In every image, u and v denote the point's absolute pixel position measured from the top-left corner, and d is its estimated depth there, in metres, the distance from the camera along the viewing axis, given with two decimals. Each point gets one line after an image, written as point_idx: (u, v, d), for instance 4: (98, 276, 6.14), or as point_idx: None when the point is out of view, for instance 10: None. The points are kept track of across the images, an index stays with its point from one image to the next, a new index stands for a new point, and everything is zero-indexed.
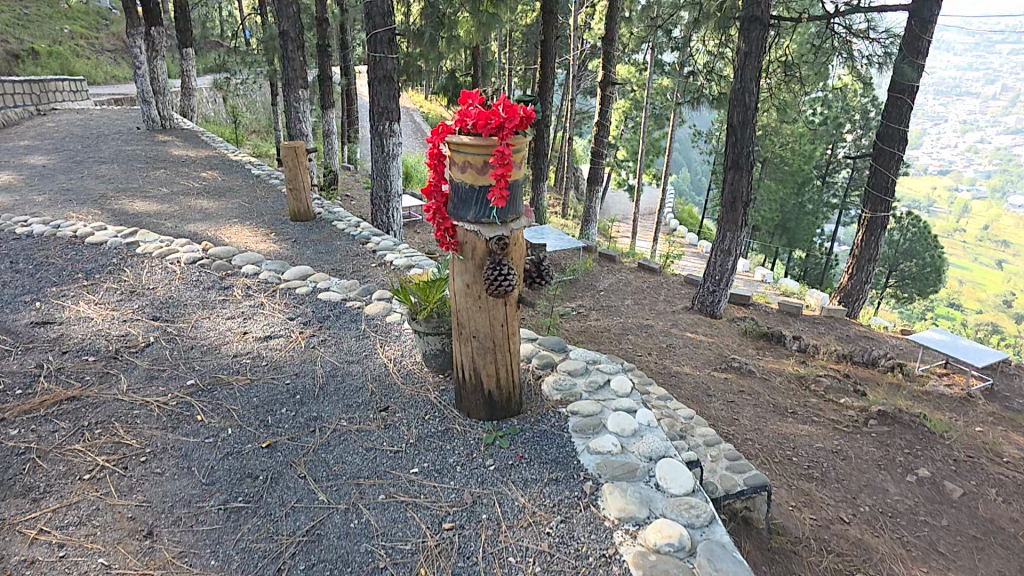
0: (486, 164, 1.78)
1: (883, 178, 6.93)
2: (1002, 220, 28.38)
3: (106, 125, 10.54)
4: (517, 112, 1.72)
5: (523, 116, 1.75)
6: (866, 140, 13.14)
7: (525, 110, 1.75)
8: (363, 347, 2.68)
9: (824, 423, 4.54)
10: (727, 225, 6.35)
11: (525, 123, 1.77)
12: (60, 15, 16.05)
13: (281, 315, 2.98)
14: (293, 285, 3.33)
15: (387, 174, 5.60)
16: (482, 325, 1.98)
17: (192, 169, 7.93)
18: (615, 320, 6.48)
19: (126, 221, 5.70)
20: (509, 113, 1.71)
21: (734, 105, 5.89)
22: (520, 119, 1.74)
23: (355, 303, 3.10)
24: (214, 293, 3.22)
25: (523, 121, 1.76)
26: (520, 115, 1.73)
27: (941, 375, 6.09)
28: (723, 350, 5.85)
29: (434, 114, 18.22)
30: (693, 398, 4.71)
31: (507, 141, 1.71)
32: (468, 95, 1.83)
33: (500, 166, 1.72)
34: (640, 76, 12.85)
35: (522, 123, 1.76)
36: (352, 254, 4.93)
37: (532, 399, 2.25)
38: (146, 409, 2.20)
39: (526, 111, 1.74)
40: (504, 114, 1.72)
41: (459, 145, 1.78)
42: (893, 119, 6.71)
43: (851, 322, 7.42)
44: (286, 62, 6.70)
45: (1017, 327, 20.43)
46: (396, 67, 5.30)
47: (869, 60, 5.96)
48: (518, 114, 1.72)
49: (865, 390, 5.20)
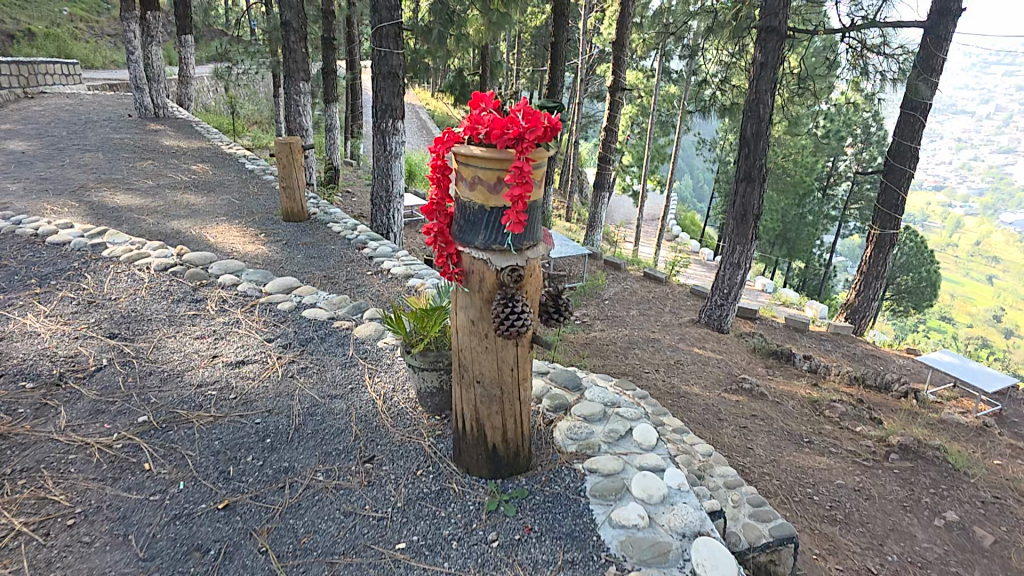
0: (501, 181, 1.47)
1: (893, 195, 6.63)
2: (994, 236, 28.42)
3: (95, 111, 10.12)
4: (541, 121, 1.40)
5: (549, 126, 1.44)
6: (867, 154, 13.20)
7: (552, 121, 1.44)
8: (349, 378, 2.34)
9: (843, 454, 4.20)
10: (736, 239, 6.04)
11: (552, 135, 1.45)
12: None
13: (258, 335, 2.64)
14: (275, 300, 2.98)
15: (387, 174, 5.24)
16: (489, 369, 1.66)
17: (181, 161, 7.56)
18: (619, 333, 6.18)
19: (105, 215, 5.33)
20: (532, 122, 1.39)
21: (747, 116, 5.59)
22: (545, 130, 1.42)
23: (345, 323, 2.77)
24: (184, 306, 2.87)
25: (549, 131, 1.44)
26: (545, 125, 1.41)
27: (951, 400, 5.80)
28: (732, 368, 5.55)
29: (438, 112, 17.89)
30: (704, 423, 4.41)
31: (527, 155, 1.40)
32: (481, 97, 1.52)
33: (518, 185, 1.40)
34: (648, 82, 12.59)
35: (547, 135, 1.44)
36: (345, 260, 4.59)
37: (541, 449, 1.93)
38: (85, 453, 1.87)
39: (553, 121, 1.42)
40: (525, 122, 1.41)
41: (468, 157, 1.47)
42: (905, 136, 6.41)
43: (858, 341, 7.14)
44: (288, 54, 6.34)
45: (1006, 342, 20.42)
46: (401, 64, 4.97)
47: (884, 78, 5.52)
48: (542, 124, 1.40)
49: (880, 418, 4.87)
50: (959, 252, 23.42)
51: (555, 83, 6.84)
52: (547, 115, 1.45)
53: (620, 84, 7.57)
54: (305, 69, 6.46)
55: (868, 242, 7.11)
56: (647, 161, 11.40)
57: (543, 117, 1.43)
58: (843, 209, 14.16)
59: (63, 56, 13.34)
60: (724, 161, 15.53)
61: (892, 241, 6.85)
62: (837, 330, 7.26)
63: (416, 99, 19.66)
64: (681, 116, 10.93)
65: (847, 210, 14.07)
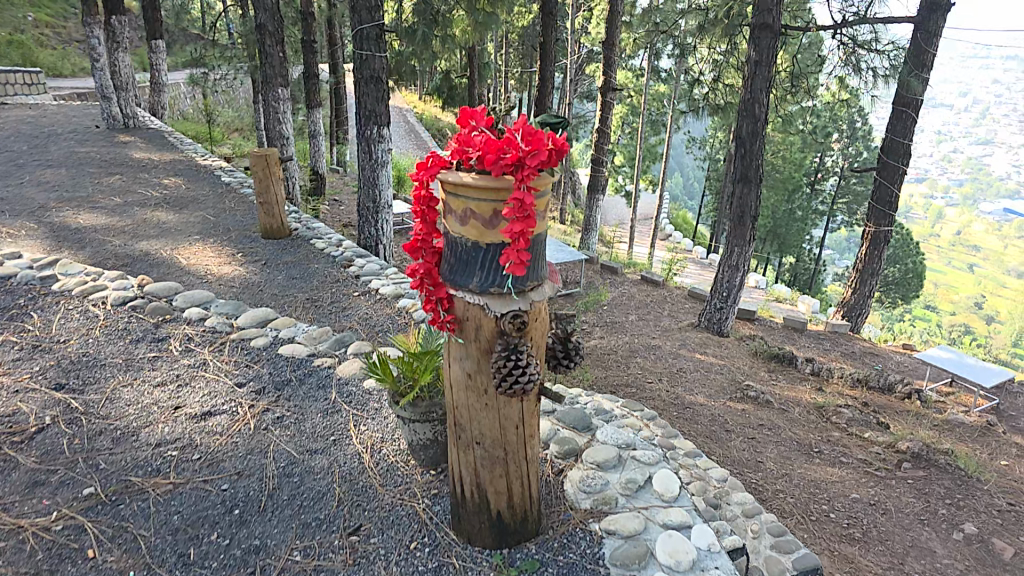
0: (498, 215, 1.24)
1: (887, 191, 6.54)
2: (974, 226, 28.92)
3: (60, 122, 9.61)
4: (544, 142, 1.16)
5: (553, 149, 1.21)
6: (853, 149, 13.31)
7: (558, 141, 1.21)
8: (330, 429, 2.08)
9: (853, 463, 4.03)
10: (735, 240, 5.90)
11: (558, 158, 1.22)
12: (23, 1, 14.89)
13: (227, 380, 2.38)
14: (247, 335, 2.70)
15: (375, 184, 4.95)
16: (490, 428, 1.43)
17: (152, 175, 7.16)
18: (619, 340, 5.98)
19: (68, 238, 4.97)
20: (533, 144, 1.15)
21: (742, 116, 5.44)
22: (549, 155, 1.19)
23: (325, 361, 2.51)
24: (144, 348, 2.59)
25: (553, 155, 1.21)
26: (548, 148, 1.18)
27: (950, 396, 5.71)
28: (735, 374, 5.39)
29: (425, 115, 17.57)
30: (711, 435, 4.23)
31: (528, 184, 1.17)
32: (471, 113, 1.29)
33: (518, 220, 1.17)
34: (636, 80, 12.44)
35: (552, 158, 1.21)
36: (332, 281, 4.32)
37: (551, 507, 1.70)
38: (16, 539, 1.60)
39: (560, 142, 1.19)
40: (525, 145, 1.17)
41: (458, 186, 1.25)
42: (897, 133, 6.37)
43: (856, 338, 7.05)
44: (264, 59, 5.99)
45: (988, 329, 20.74)
46: (385, 67, 4.70)
47: (876, 75, 5.30)
48: (544, 146, 1.16)
49: (888, 422, 4.73)
50: (941, 242, 23.81)
51: (545, 85, 6.62)
52: (550, 135, 1.22)
53: (611, 83, 7.34)
54: (284, 74, 6.11)
55: (863, 240, 7.02)
56: (638, 160, 11.18)
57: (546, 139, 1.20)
58: (831, 203, 14.24)
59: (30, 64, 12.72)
60: (714, 158, 15.61)
61: (887, 237, 6.77)
62: (834, 328, 7.17)
63: (403, 102, 19.24)
64: (670, 114, 10.79)
65: (835, 204, 14.17)
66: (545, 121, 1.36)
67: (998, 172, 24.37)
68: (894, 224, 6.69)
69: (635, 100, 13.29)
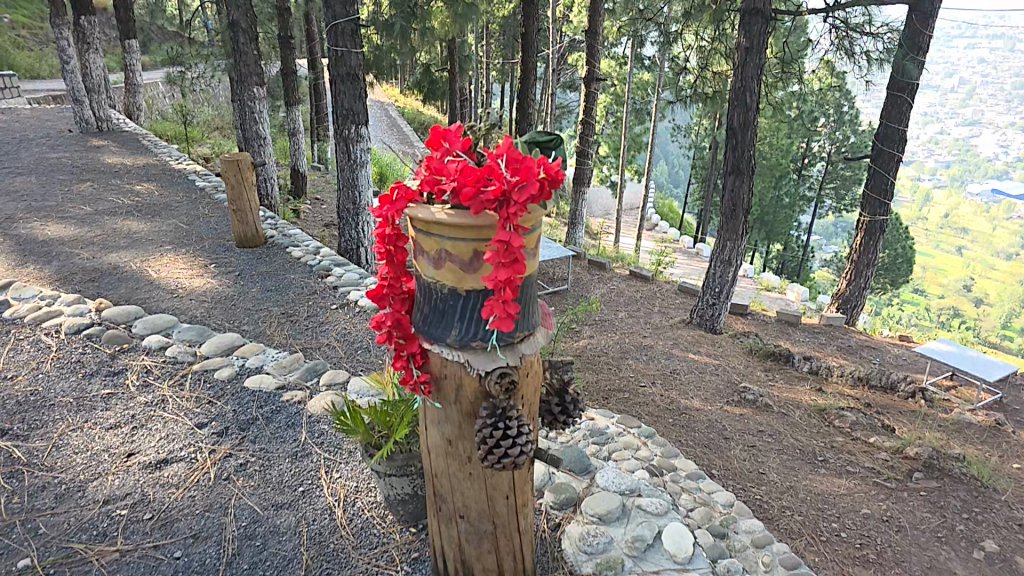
0: (480, 256, 1.02)
1: (881, 179, 6.33)
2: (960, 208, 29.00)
3: (32, 127, 9.21)
4: (535, 171, 0.93)
5: (547, 177, 0.97)
6: (840, 134, 13.15)
7: (553, 169, 0.97)
8: (299, 478, 1.86)
9: (862, 473, 3.86)
10: (727, 234, 5.69)
11: (552, 189, 0.98)
12: None
13: (187, 420, 2.15)
14: (211, 365, 2.47)
15: (354, 185, 4.69)
16: (476, 501, 1.21)
17: (125, 181, 6.85)
18: (610, 340, 5.78)
19: (32, 251, 4.69)
20: (521, 175, 0.92)
21: (733, 106, 5.20)
22: (540, 187, 0.96)
23: (294, 395, 2.27)
24: (98, 383, 2.35)
25: (546, 185, 0.98)
26: (540, 178, 0.95)
27: (951, 390, 5.52)
28: (732, 375, 5.21)
29: (409, 109, 17.19)
30: (709, 445, 4.04)
31: (515, 222, 0.94)
32: (443, 133, 1.06)
33: (505, 267, 0.95)
34: (622, 69, 12.13)
35: (545, 190, 0.97)
36: (308, 293, 4.07)
37: (547, 572, 1.48)
38: None
39: (554, 171, 0.96)
40: (511, 175, 0.95)
41: (430, 223, 1.02)
42: (892, 119, 6.13)
43: (852, 331, 6.89)
44: (237, 57, 5.67)
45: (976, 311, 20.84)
46: (362, 64, 4.44)
47: (871, 58, 5.15)
48: (535, 177, 0.93)
49: (892, 425, 4.56)
50: (929, 226, 23.78)
51: (529, 77, 6.26)
52: (541, 161, 0.98)
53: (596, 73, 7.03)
54: (258, 72, 5.80)
55: (858, 230, 6.79)
56: (625, 150, 10.89)
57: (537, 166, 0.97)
58: (819, 189, 14.10)
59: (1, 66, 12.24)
60: (699, 147, 15.46)
61: (882, 228, 6.55)
62: (829, 321, 7.00)
63: (385, 96, 18.78)
64: (655, 103, 10.55)
65: (822, 190, 14.07)
66: (534, 140, 1.13)
67: (984, 154, 24.33)
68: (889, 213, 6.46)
69: (621, 90, 12.99)
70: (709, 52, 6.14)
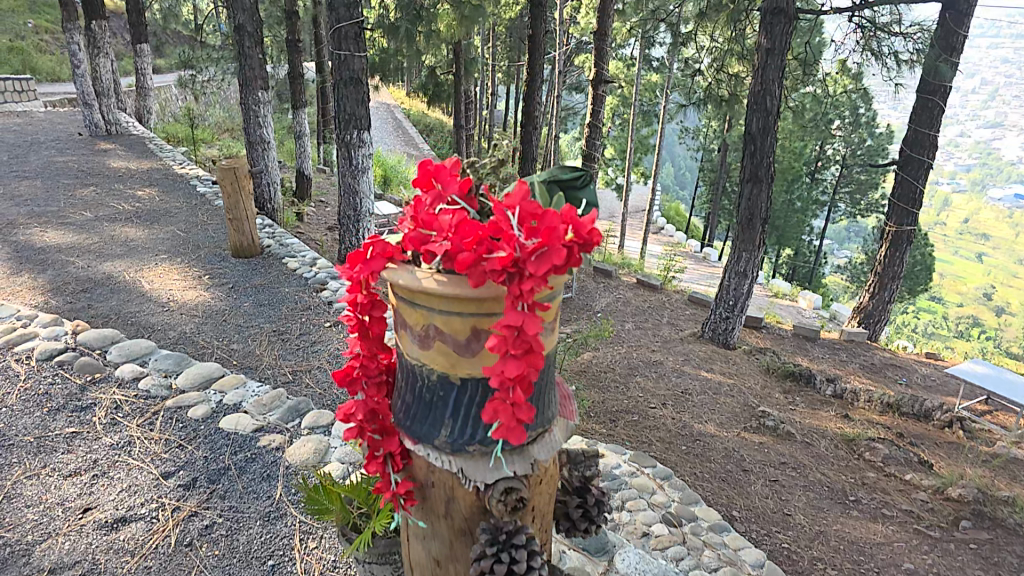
0: (478, 335, 0.80)
1: (910, 189, 5.88)
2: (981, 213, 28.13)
3: (43, 130, 9.17)
4: (559, 233, 0.69)
5: (576, 237, 0.72)
6: (856, 136, 12.63)
7: (587, 224, 0.72)
8: (269, 548, 1.60)
9: (900, 518, 3.50)
10: (742, 245, 5.34)
11: (581, 253, 0.74)
12: (23, 8, 14.59)
13: (153, 469, 1.86)
14: (186, 402, 2.21)
15: (355, 192, 4.46)
16: None
17: (128, 186, 6.71)
18: (616, 354, 5.36)
19: (28, 259, 4.52)
20: (541, 239, 0.69)
21: (752, 111, 4.86)
22: (566, 253, 0.71)
23: (273, 440, 2.02)
24: (62, 419, 2.07)
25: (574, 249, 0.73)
26: (564, 242, 0.70)
27: (985, 416, 5.02)
28: (748, 397, 4.79)
29: (415, 112, 17.04)
30: (727, 479, 3.68)
31: (530, 302, 0.71)
32: (435, 172, 0.84)
33: (514, 362, 0.71)
34: (632, 71, 11.79)
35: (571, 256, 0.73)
36: (300, 308, 3.84)
37: None
38: None
39: (586, 231, 0.70)
40: (526, 237, 0.71)
41: (416, 293, 0.80)
42: (923, 123, 5.67)
43: (874, 348, 6.46)
44: (242, 60, 5.49)
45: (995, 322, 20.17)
46: (366, 68, 4.22)
47: (900, 60, 4.82)
48: (560, 240, 0.69)
49: (929, 460, 4.15)
50: (947, 231, 23.05)
51: (534, 79, 5.94)
52: (567, 216, 0.74)
53: (604, 76, 6.49)
54: (264, 76, 5.62)
55: (882, 240, 6.34)
56: (631, 153, 10.27)
57: (561, 224, 0.72)
58: (833, 193, 13.56)
59: (22, 69, 12.32)
60: (708, 150, 15.01)
61: (909, 239, 6.08)
62: (850, 337, 6.56)
63: (391, 98, 18.66)
64: (665, 106, 10.14)
65: (836, 194, 13.52)
66: (554, 178, 0.89)
67: (1005, 158, 23.54)
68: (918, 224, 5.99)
69: (628, 92, 12.61)
70: (722, 53, 5.77)
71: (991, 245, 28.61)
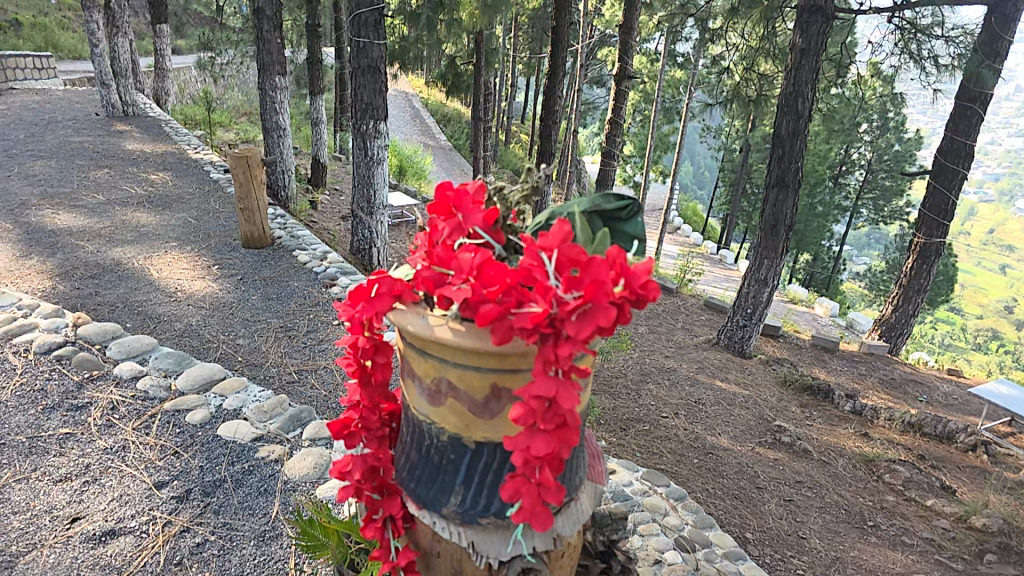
0: (499, 392, 0.69)
1: (941, 199, 5.61)
2: (1006, 224, 27.35)
3: (61, 109, 9.17)
4: (607, 287, 0.58)
5: (627, 291, 0.61)
6: (883, 141, 12.21)
7: (638, 273, 0.61)
8: (261, 571, 1.48)
9: (920, 547, 3.16)
10: (765, 251, 5.13)
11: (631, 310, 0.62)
12: None
13: (147, 478, 1.77)
14: (185, 405, 2.13)
15: (370, 183, 4.34)
16: None
17: (142, 169, 6.67)
18: (629, 358, 5.19)
19: (38, 241, 4.48)
20: (587, 293, 0.57)
21: (782, 113, 4.64)
22: (615, 311, 0.59)
23: (272, 451, 1.92)
24: (57, 419, 1.99)
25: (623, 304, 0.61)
26: (615, 298, 0.59)
27: (1008, 438, 4.59)
28: (763, 410, 4.55)
29: (433, 101, 16.86)
30: (740, 497, 3.41)
31: (564, 368, 0.60)
32: (456, 199, 0.71)
33: (544, 434, 0.61)
34: (655, 66, 11.49)
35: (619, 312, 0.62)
36: (307, 305, 3.75)
37: None
38: None
39: (640, 286, 0.59)
40: (567, 289, 0.59)
41: (428, 342, 0.69)
42: (959, 132, 5.40)
43: (896, 362, 6.19)
44: (261, 45, 5.37)
45: (1015, 337, 19.63)
46: (385, 57, 4.09)
47: (940, 64, 4.54)
48: (609, 295, 0.58)
49: (954, 486, 3.81)
50: (972, 241, 22.40)
51: (554, 72, 5.73)
52: (616, 265, 0.62)
53: (627, 70, 6.20)
54: (282, 61, 5.49)
55: (909, 252, 6.06)
56: (650, 150, 9.95)
57: (610, 275, 0.60)
58: (855, 199, 13.14)
59: (45, 46, 12.37)
60: (730, 149, 14.62)
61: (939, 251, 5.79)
62: (870, 349, 6.29)
63: (409, 85, 18.48)
64: (687, 103, 9.84)
65: (859, 199, 13.10)
66: (595, 207, 0.76)
67: None
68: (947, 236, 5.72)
69: (650, 87, 12.29)
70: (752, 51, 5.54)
71: (1016, 256, 27.73)
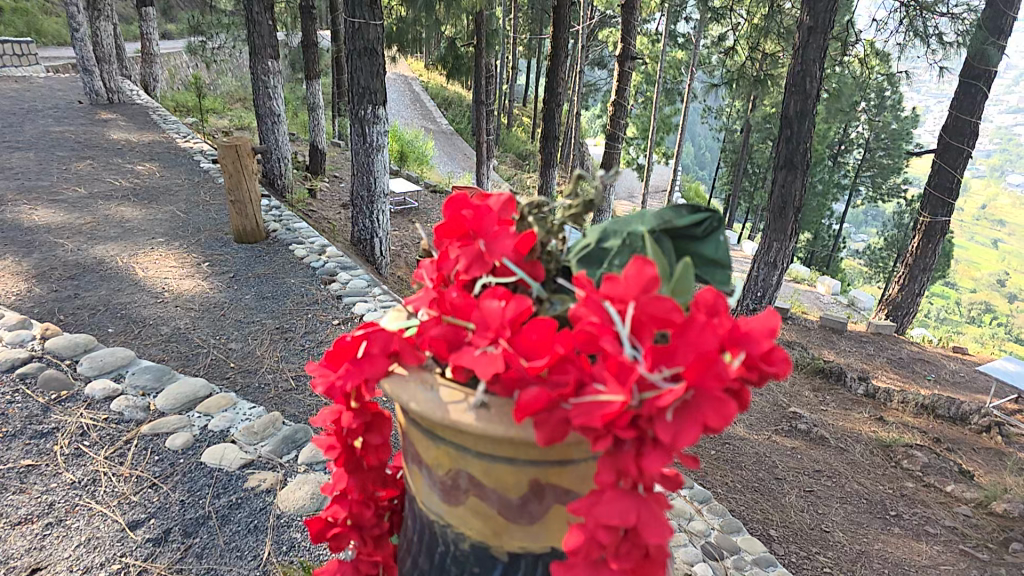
0: (544, 491, 0.49)
1: (947, 178, 5.29)
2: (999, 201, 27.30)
3: (42, 97, 8.76)
4: (720, 365, 0.38)
5: (740, 365, 0.41)
6: (882, 118, 11.96)
7: (754, 336, 0.42)
8: None
9: (944, 538, 2.90)
10: (771, 234, 4.81)
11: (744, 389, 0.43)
12: None
13: (120, 517, 1.59)
14: (165, 428, 1.93)
15: (369, 169, 4.06)
16: None
17: (127, 160, 6.37)
18: None
19: (15, 240, 4.23)
20: (691, 375, 0.37)
21: (790, 93, 4.36)
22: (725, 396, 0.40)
23: (263, 480, 1.74)
24: (20, 448, 1.80)
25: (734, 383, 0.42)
26: (731, 380, 0.39)
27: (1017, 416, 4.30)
28: (777, 397, 4.35)
29: (432, 83, 16.38)
30: (758, 488, 3.20)
31: (651, 478, 0.41)
32: (475, 221, 0.52)
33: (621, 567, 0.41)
34: (655, 47, 11.18)
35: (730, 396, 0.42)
36: (304, 303, 3.54)
37: None
38: None
39: (760, 357, 0.40)
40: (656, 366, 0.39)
41: (439, 424, 0.49)
42: (964, 110, 5.12)
43: (904, 342, 5.95)
44: (251, 27, 5.04)
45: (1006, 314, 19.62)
46: (382, 38, 3.81)
47: (944, 43, 4.10)
48: (723, 376, 0.38)
49: (972, 472, 3.54)
50: None
51: (558, 53, 5.37)
52: (719, 324, 0.43)
53: (629, 50, 5.89)
54: (274, 44, 5.15)
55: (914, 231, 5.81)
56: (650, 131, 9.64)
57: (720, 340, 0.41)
58: (854, 176, 12.86)
59: (27, 32, 11.85)
60: (731, 129, 14.30)
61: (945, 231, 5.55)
62: (878, 329, 6.07)
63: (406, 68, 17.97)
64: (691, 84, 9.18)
65: (858, 176, 12.82)
66: (666, 225, 0.55)
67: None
68: (953, 215, 5.49)
69: (652, 68, 11.93)
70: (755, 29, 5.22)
71: (1006, 232, 27.84)
